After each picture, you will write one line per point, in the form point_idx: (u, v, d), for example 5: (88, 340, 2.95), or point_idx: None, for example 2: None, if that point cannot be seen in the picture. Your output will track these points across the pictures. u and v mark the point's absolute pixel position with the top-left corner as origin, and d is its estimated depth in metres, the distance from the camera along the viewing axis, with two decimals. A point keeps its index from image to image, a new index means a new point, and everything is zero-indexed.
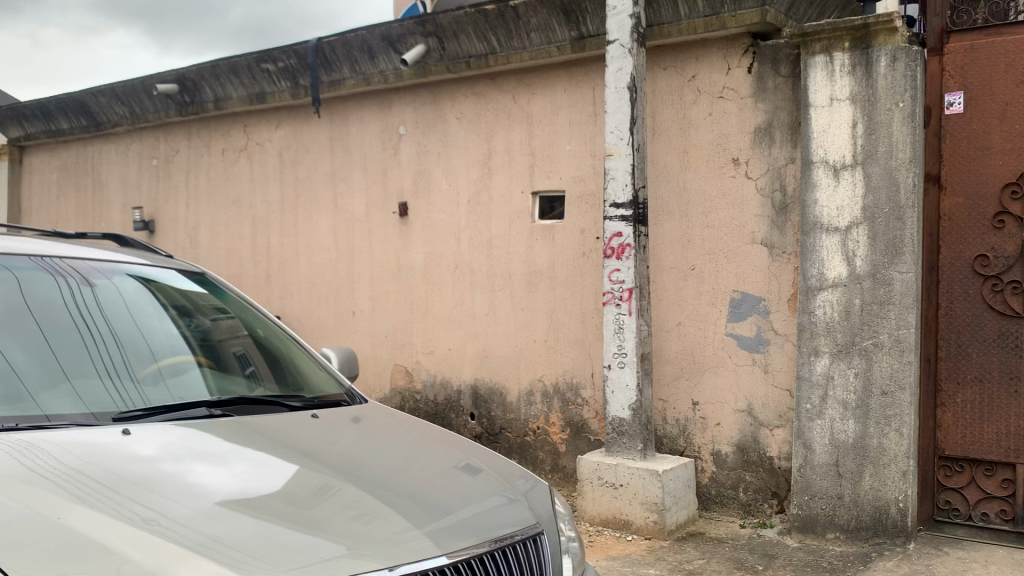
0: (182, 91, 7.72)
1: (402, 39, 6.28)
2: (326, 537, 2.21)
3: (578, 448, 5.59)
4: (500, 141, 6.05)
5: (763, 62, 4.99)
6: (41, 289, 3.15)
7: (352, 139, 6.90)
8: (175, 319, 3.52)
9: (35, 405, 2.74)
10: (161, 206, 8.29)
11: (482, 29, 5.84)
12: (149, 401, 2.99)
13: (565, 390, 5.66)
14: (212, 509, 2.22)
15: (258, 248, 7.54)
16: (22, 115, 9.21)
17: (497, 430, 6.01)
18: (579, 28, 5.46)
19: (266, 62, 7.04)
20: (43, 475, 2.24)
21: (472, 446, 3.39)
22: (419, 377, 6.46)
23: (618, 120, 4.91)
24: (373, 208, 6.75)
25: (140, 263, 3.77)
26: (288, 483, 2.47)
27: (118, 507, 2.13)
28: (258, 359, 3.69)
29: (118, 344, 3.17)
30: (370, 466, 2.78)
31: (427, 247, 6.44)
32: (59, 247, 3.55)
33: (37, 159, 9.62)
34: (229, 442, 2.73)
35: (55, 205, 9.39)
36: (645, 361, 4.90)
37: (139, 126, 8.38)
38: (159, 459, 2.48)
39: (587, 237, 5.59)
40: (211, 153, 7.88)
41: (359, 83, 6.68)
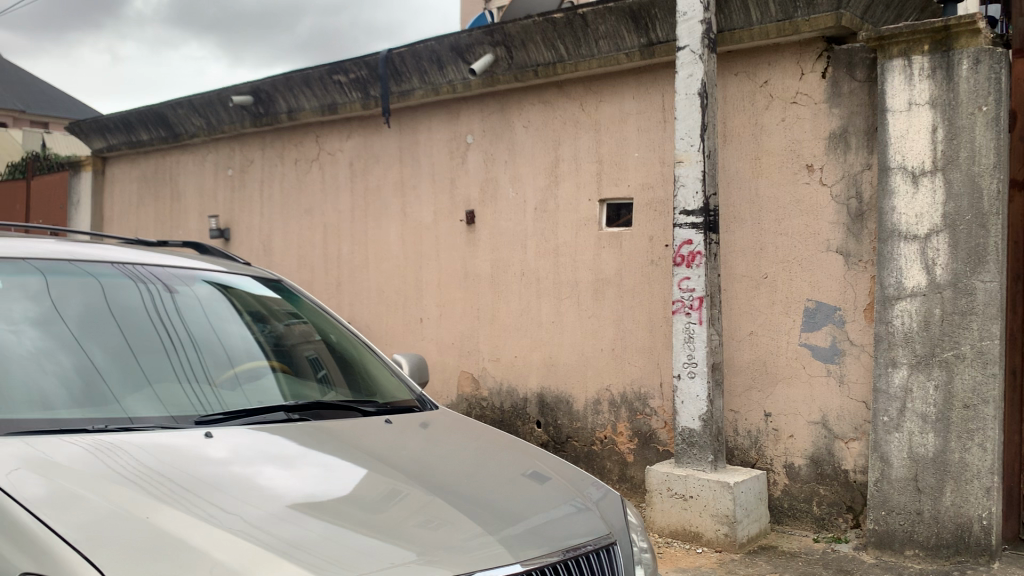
0: (257, 103, 7.93)
1: (470, 49, 6.34)
2: (397, 543, 2.22)
3: (646, 458, 5.54)
4: (568, 149, 6.04)
5: (838, 66, 4.89)
6: (123, 295, 3.26)
7: (421, 148, 6.98)
8: (250, 325, 3.60)
9: (119, 408, 2.83)
10: (236, 215, 8.51)
11: (550, 37, 5.86)
12: (227, 405, 3.07)
13: (633, 399, 5.61)
14: (284, 511, 2.27)
15: (329, 256, 7.68)
16: (105, 126, 9.58)
17: (563, 439, 5.99)
18: (649, 34, 5.44)
19: (337, 74, 7.19)
20: (124, 475, 2.32)
21: (541, 454, 3.39)
22: (485, 384, 6.49)
23: (688, 126, 4.86)
24: (441, 216, 6.82)
25: (217, 270, 3.88)
26: (358, 489, 2.50)
27: (196, 506, 2.20)
28: (330, 364, 3.75)
29: (196, 349, 3.26)
30: (440, 473, 2.79)
31: (493, 255, 6.47)
32: (141, 255, 3.67)
33: (119, 169, 9.97)
34: (300, 445, 2.79)
35: (135, 214, 9.72)
36: (716, 372, 4.83)
37: (215, 137, 8.63)
38: (236, 461, 2.54)
39: (655, 244, 5.55)
40: (285, 163, 8.06)
41: (428, 93, 6.76)
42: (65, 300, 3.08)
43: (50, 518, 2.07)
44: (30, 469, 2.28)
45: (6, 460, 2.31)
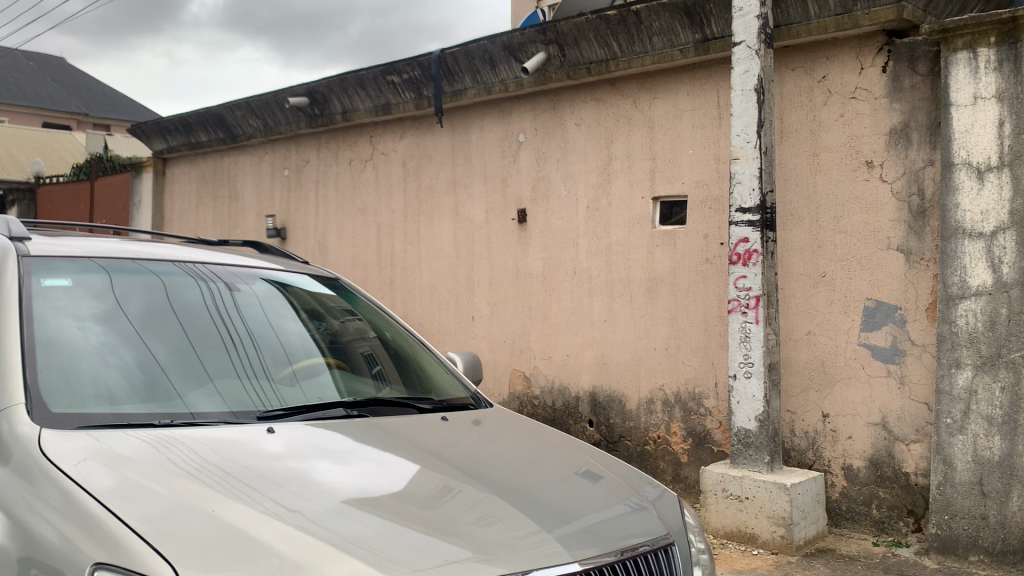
0: (312, 104, 8.05)
1: (523, 48, 6.35)
2: (451, 541, 2.23)
3: (700, 458, 5.48)
4: (621, 146, 6.01)
5: (899, 60, 4.79)
6: (184, 293, 3.34)
7: (473, 147, 7.01)
8: (306, 322, 3.66)
9: (183, 403, 2.89)
10: (292, 214, 8.65)
11: (603, 35, 5.84)
12: (286, 401, 3.12)
13: (687, 399, 5.56)
14: (340, 506, 2.30)
15: (383, 255, 7.76)
16: (165, 128, 9.81)
17: (616, 438, 5.97)
18: (703, 30, 5.38)
19: (391, 74, 7.26)
20: (186, 468, 2.38)
21: (595, 453, 3.38)
22: (537, 383, 6.49)
23: (745, 122, 4.80)
24: (493, 214, 6.84)
25: (276, 268, 3.94)
26: (414, 485, 2.52)
27: (257, 499, 2.24)
28: (385, 360, 3.79)
29: (255, 346, 3.33)
30: (494, 470, 2.81)
31: (545, 254, 6.47)
32: (201, 254, 3.75)
33: (179, 170, 10.20)
34: (355, 441, 2.82)
35: (194, 213, 9.94)
36: (772, 371, 4.77)
37: (272, 138, 8.77)
38: (296, 457, 2.58)
39: (711, 242, 5.49)
40: (340, 163, 8.16)
41: (480, 92, 6.78)
42: (129, 298, 3.17)
43: (120, 509, 2.13)
44: (98, 461, 2.35)
45: (75, 452, 2.38)
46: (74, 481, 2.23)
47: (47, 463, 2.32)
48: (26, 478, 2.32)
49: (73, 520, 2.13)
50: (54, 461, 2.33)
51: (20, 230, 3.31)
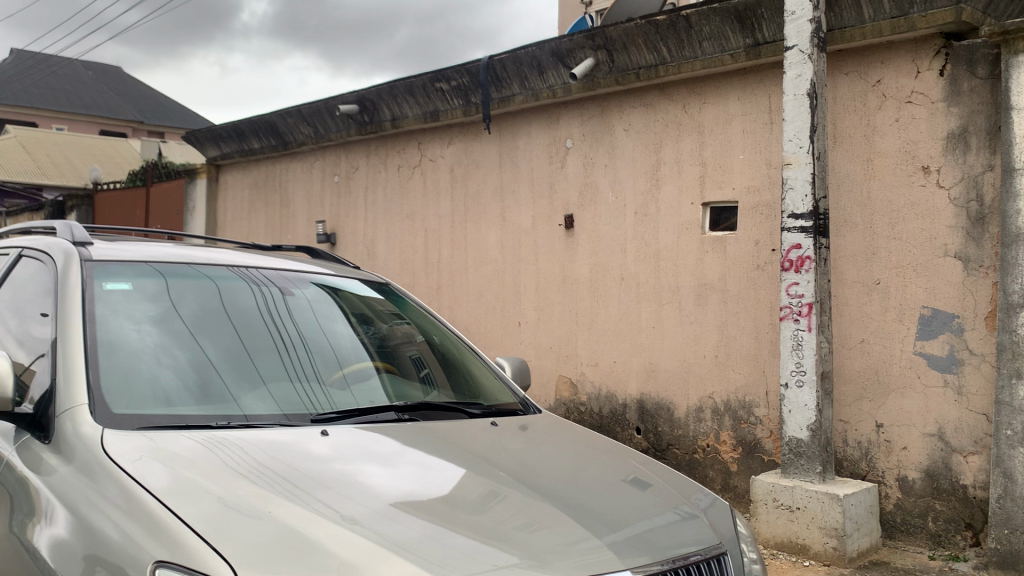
0: (362, 111, 8.15)
1: (571, 53, 6.36)
2: (499, 546, 2.23)
3: (750, 467, 5.41)
4: (670, 151, 5.98)
5: (957, 63, 4.69)
6: (236, 296, 3.40)
7: (521, 153, 7.03)
8: (355, 326, 3.70)
9: (237, 405, 2.93)
10: (342, 220, 8.75)
11: (653, 39, 5.83)
12: (337, 404, 3.15)
13: (737, 407, 5.50)
14: (389, 509, 2.32)
15: (430, 260, 7.81)
16: (219, 135, 10.02)
17: (664, 446, 5.92)
18: (754, 35, 5.34)
19: (440, 81, 7.33)
20: (239, 468, 2.42)
21: (644, 460, 3.35)
22: (584, 389, 6.47)
23: (797, 127, 4.74)
24: (540, 220, 6.84)
25: (326, 273, 4.00)
26: (461, 490, 2.53)
27: (309, 501, 2.28)
28: (433, 364, 3.82)
29: (306, 350, 3.37)
30: (542, 476, 2.80)
31: (593, 260, 6.44)
32: (254, 258, 3.82)
33: (231, 176, 10.40)
34: (403, 444, 2.84)
35: (246, 219, 10.12)
36: (825, 380, 4.69)
37: (322, 144, 8.90)
38: (345, 460, 2.61)
39: (761, 249, 5.43)
40: (388, 169, 8.25)
41: (528, 98, 6.80)
42: (183, 300, 3.24)
43: (177, 507, 2.18)
44: (154, 459, 2.40)
45: (132, 451, 2.44)
46: (133, 479, 2.29)
47: (108, 460, 2.39)
48: (88, 475, 2.38)
49: (132, 517, 2.18)
50: (114, 459, 2.38)
51: (84, 236, 3.41)
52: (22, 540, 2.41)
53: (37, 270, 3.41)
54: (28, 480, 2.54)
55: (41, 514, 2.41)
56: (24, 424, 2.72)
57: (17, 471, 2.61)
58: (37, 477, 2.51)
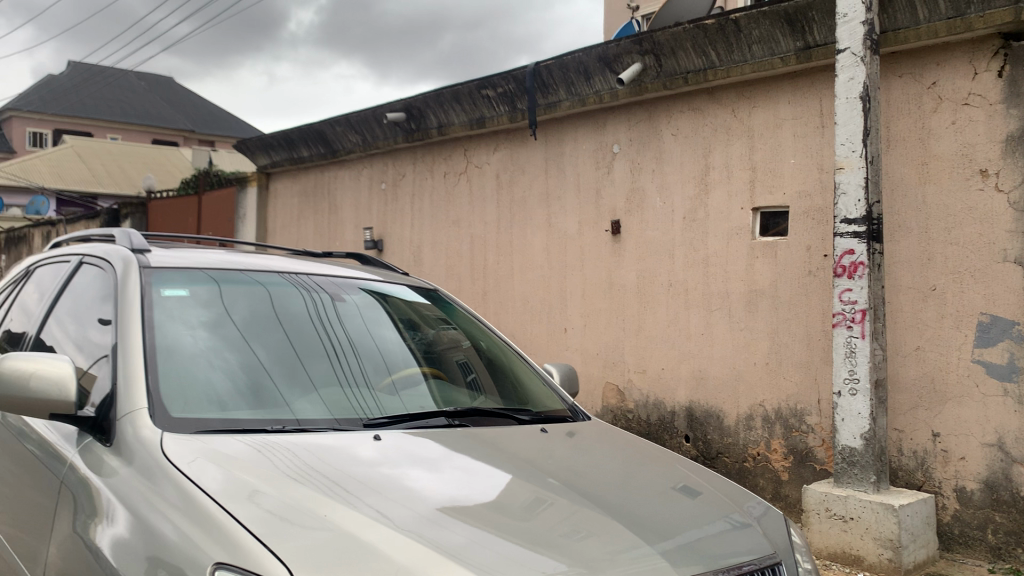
0: (409, 118, 8.23)
1: (618, 59, 6.35)
2: (548, 553, 2.22)
3: (802, 476, 5.33)
4: (719, 156, 5.93)
5: (1016, 63, 4.58)
6: (286, 302, 3.46)
7: (567, 158, 7.03)
8: (403, 331, 3.72)
9: (291, 410, 2.97)
10: (389, 227, 8.83)
11: (701, 44, 5.79)
12: (388, 410, 3.18)
13: (789, 415, 5.42)
14: (439, 514, 2.33)
15: (477, 266, 7.84)
16: (269, 144, 10.19)
17: (713, 454, 5.86)
18: (805, 38, 5.28)
19: (486, 88, 7.38)
20: (292, 471, 2.45)
21: (694, 468, 3.32)
22: (632, 397, 6.43)
23: (850, 131, 4.66)
24: (587, 226, 6.82)
25: (374, 279, 4.04)
26: (509, 496, 2.53)
27: (362, 504, 2.30)
28: (480, 369, 3.83)
29: (356, 355, 3.40)
30: (590, 483, 2.79)
31: (640, 265, 6.41)
32: (304, 265, 3.88)
33: (281, 184, 10.57)
34: (452, 450, 2.85)
35: (295, 226, 10.26)
36: (879, 388, 4.60)
37: (370, 152, 9.00)
38: (395, 464, 2.63)
39: (813, 254, 5.36)
40: (435, 176, 8.30)
41: (574, 104, 6.80)
42: (235, 306, 3.30)
43: (232, 507, 2.22)
44: (209, 461, 2.45)
45: (189, 452, 2.49)
46: (192, 481, 2.33)
47: (167, 462, 2.44)
48: (147, 477, 2.43)
49: (190, 517, 2.22)
50: (173, 462, 2.43)
51: (142, 243, 3.49)
52: (84, 540, 2.47)
53: (97, 276, 3.49)
54: (90, 481, 2.60)
55: (102, 514, 2.46)
56: (86, 427, 2.78)
57: (79, 472, 2.68)
58: (99, 478, 2.57)
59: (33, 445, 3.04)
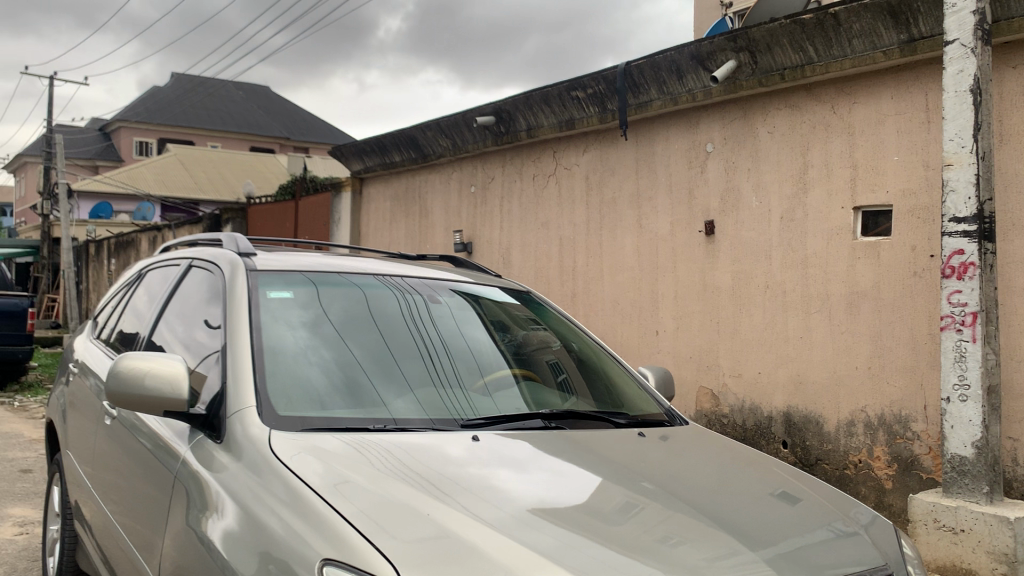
0: (498, 122, 8.32)
1: (711, 56, 6.27)
2: (646, 556, 2.20)
3: (907, 486, 5.13)
4: (818, 154, 5.77)
5: None
6: (381, 303, 3.52)
7: (659, 158, 6.95)
8: (494, 332, 3.75)
9: (389, 410, 3.01)
10: (478, 229, 8.91)
11: (798, 39, 5.66)
12: (484, 411, 3.19)
13: (893, 422, 5.22)
14: (539, 517, 2.33)
15: (566, 267, 7.83)
16: (362, 150, 10.45)
17: (812, 461, 5.70)
18: (910, 30, 5.10)
19: (576, 90, 7.40)
20: (391, 469, 2.49)
21: (795, 474, 3.24)
22: (727, 401, 6.31)
23: (959, 126, 4.47)
24: (679, 227, 6.73)
25: (466, 281, 4.08)
26: (605, 499, 2.51)
27: (461, 504, 2.31)
28: (572, 370, 3.82)
29: (450, 356, 3.44)
30: (685, 488, 2.75)
31: (735, 266, 6.29)
32: (398, 267, 3.95)
33: (373, 189, 10.80)
34: (544, 451, 2.86)
35: (387, 230, 10.47)
36: (992, 395, 4.39)
37: (460, 156, 9.11)
38: (491, 464, 2.65)
39: (919, 254, 5.16)
40: (524, 179, 8.34)
41: (666, 103, 6.74)
42: (332, 306, 3.38)
43: (336, 503, 2.27)
44: (313, 457, 2.52)
45: (293, 449, 2.56)
46: (298, 477, 2.40)
47: (275, 459, 2.51)
48: (256, 473, 2.51)
49: (297, 511, 2.28)
50: (280, 459, 2.51)
51: (248, 247, 3.61)
52: (196, 532, 2.56)
53: (205, 279, 3.63)
54: (202, 476, 2.70)
55: (213, 508, 2.55)
56: (197, 424, 2.89)
57: (191, 467, 2.79)
58: (210, 473, 2.67)
59: (147, 440, 3.18)
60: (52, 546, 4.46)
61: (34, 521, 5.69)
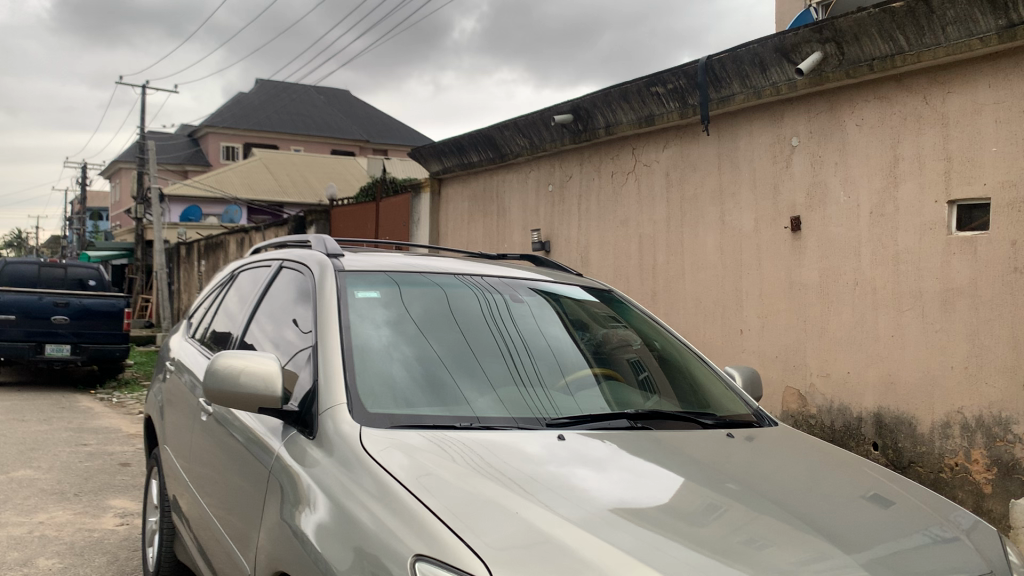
0: (577, 120, 8.34)
1: (796, 48, 6.13)
2: (733, 557, 2.17)
3: (1008, 490, 4.92)
4: (910, 146, 5.58)
5: None
6: (462, 302, 3.56)
7: (742, 154, 6.84)
8: (574, 330, 3.75)
9: (471, 407, 3.03)
10: (557, 228, 8.91)
11: (888, 28, 5.50)
12: (567, 410, 3.19)
13: (992, 424, 5.02)
14: (625, 517, 2.31)
15: (646, 265, 7.77)
16: (441, 151, 10.58)
17: (905, 464, 5.53)
18: (1009, 15, 4.88)
19: (656, 85, 7.34)
20: (477, 466, 2.51)
21: (888, 476, 3.15)
22: (815, 402, 6.16)
23: None
24: (764, 223, 6.61)
25: (547, 280, 4.10)
26: (689, 499, 2.49)
27: (547, 502, 2.32)
28: (654, 369, 3.79)
29: (530, 355, 3.45)
30: (771, 489, 2.70)
31: (822, 264, 6.14)
32: (479, 266, 3.99)
33: (452, 189, 10.91)
34: (626, 450, 2.84)
35: (465, 229, 10.56)
36: None
37: (537, 155, 9.14)
38: (574, 462, 2.65)
39: (1020, 249, 4.94)
40: (603, 177, 8.30)
41: (749, 97, 6.63)
42: (414, 306, 3.43)
43: (425, 499, 2.30)
44: (400, 453, 2.56)
45: (382, 444, 2.61)
46: (387, 472, 2.44)
47: (365, 454, 2.57)
48: (347, 468, 2.56)
49: (386, 506, 2.33)
50: (371, 455, 2.56)
51: (336, 248, 3.69)
52: (290, 525, 2.63)
53: (294, 279, 3.73)
54: (295, 471, 2.77)
55: (306, 502, 2.62)
56: (291, 420, 2.97)
57: (284, 462, 2.87)
58: (303, 468, 2.74)
59: (242, 435, 3.28)
60: (151, 537, 4.64)
61: (133, 512, 5.94)
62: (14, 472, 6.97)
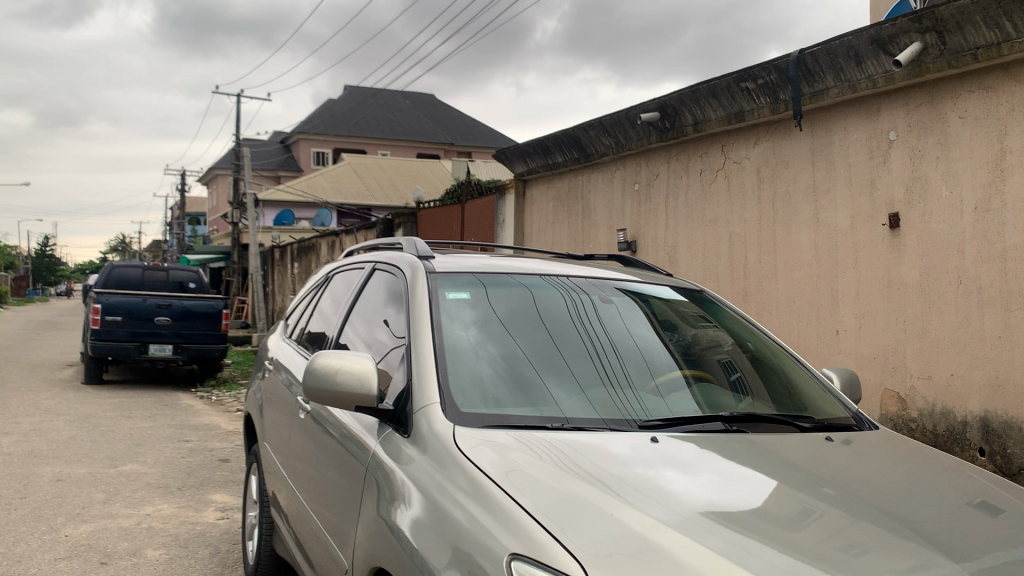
0: (663, 118, 8.25)
1: (894, 39, 5.92)
2: (831, 563, 2.11)
3: None
4: (1018, 138, 5.32)
5: None
6: (549, 303, 3.57)
7: (836, 149, 6.65)
8: (662, 331, 3.71)
9: (560, 408, 3.03)
10: (643, 228, 8.83)
11: (993, 15, 5.25)
12: (658, 412, 3.16)
13: None
14: (720, 520, 2.28)
15: (736, 265, 7.64)
16: (526, 152, 10.62)
17: (1015, 470, 5.28)
18: None
19: (745, 81, 7.20)
20: (567, 466, 2.51)
21: (995, 483, 3.01)
22: (915, 405, 5.95)
23: None
24: (860, 220, 6.41)
25: (634, 280, 4.07)
26: (783, 504, 2.43)
27: (638, 504, 2.30)
28: (746, 370, 3.72)
29: (619, 357, 3.43)
30: (870, 494, 2.61)
31: (923, 262, 5.92)
32: (566, 267, 4.00)
33: (537, 190, 10.94)
34: (717, 453, 2.80)
35: (550, 230, 10.57)
36: None
37: (624, 154, 9.08)
38: (666, 465, 2.62)
39: None
40: (691, 175, 8.20)
41: (844, 91, 6.45)
42: (502, 306, 3.46)
43: (517, 498, 2.32)
44: (491, 451, 2.58)
45: (474, 443, 2.64)
46: (479, 471, 2.47)
47: (457, 453, 2.60)
48: (441, 466, 2.60)
49: (480, 504, 2.35)
50: (463, 454, 2.58)
51: (426, 249, 3.75)
52: (387, 522, 2.68)
53: (387, 281, 3.80)
54: (390, 468, 2.82)
55: (402, 499, 2.66)
56: (386, 418, 3.03)
57: (379, 460, 2.93)
58: (398, 465, 2.79)
59: (339, 433, 3.36)
60: (251, 530, 4.81)
61: (234, 507, 6.15)
62: (123, 466, 7.30)
